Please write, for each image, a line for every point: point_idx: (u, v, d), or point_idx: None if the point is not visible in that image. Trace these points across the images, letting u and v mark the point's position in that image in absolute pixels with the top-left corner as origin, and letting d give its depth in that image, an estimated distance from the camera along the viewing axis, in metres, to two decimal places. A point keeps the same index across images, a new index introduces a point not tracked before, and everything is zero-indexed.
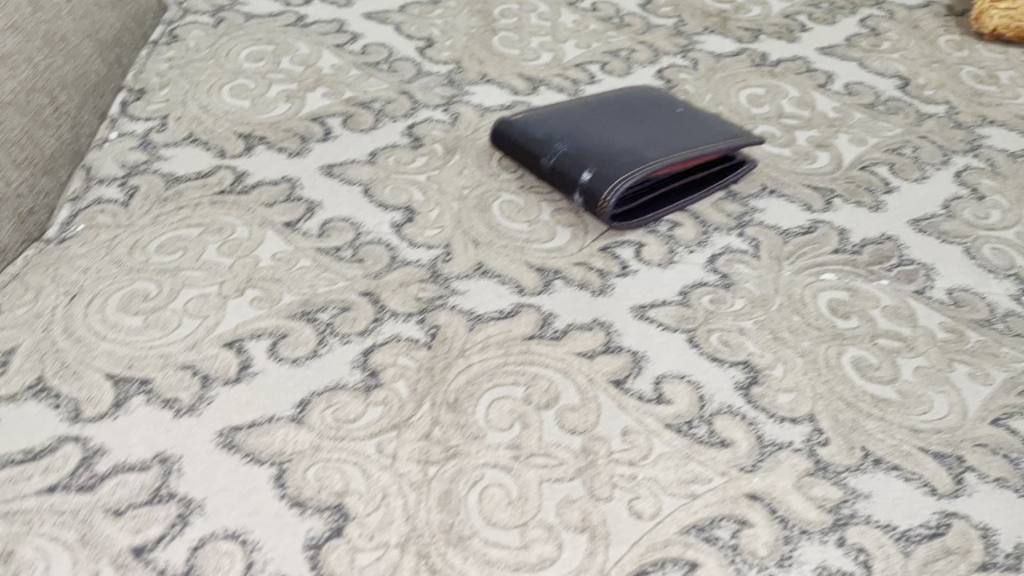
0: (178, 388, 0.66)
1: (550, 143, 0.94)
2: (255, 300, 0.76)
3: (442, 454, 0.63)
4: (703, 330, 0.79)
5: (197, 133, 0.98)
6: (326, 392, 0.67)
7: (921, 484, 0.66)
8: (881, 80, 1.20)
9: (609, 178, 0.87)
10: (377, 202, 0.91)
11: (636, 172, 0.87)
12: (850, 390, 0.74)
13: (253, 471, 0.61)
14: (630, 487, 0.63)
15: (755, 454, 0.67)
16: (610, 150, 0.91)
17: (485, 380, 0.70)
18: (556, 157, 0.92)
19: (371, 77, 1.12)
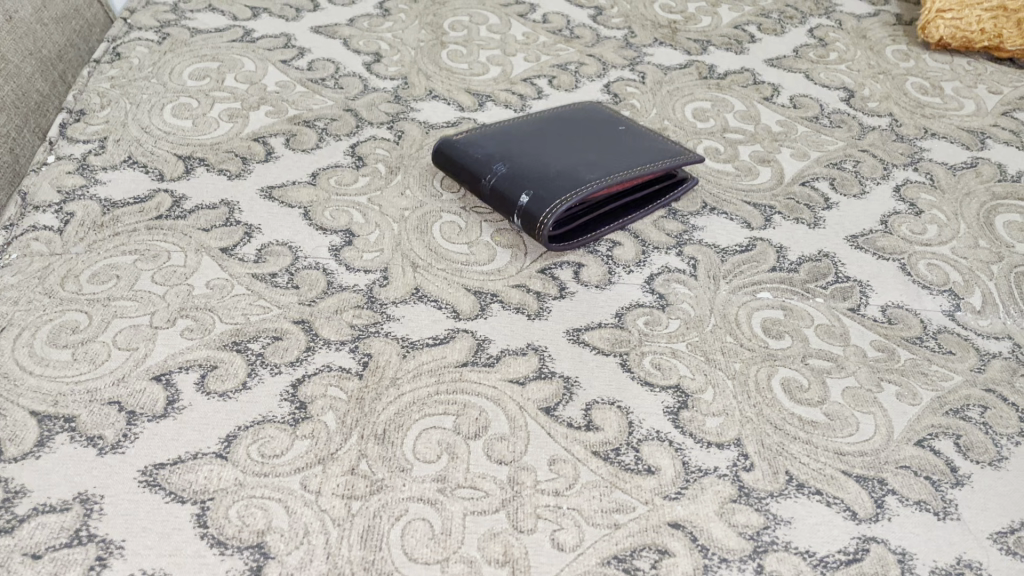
0: (104, 425, 0.66)
1: (490, 164, 0.94)
2: (187, 330, 0.76)
3: (367, 488, 0.64)
4: (637, 353, 0.80)
5: (137, 156, 0.97)
6: (253, 426, 0.67)
7: (842, 508, 0.67)
8: (826, 92, 1.21)
9: (547, 201, 0.88)
10: (317, 224, 0.91)
11: (574, 195, 0.88)
12: (778, 413, 0.75)
13: (174, 510, 0.61)
14: (554, 518, 0.64)
15: (680, 481, 0.68)
16: (549, 174, 0.91)
17: (414, 411, 0.71)
18: (496, 179, 0.92)
19: (317, 94, 1.12)
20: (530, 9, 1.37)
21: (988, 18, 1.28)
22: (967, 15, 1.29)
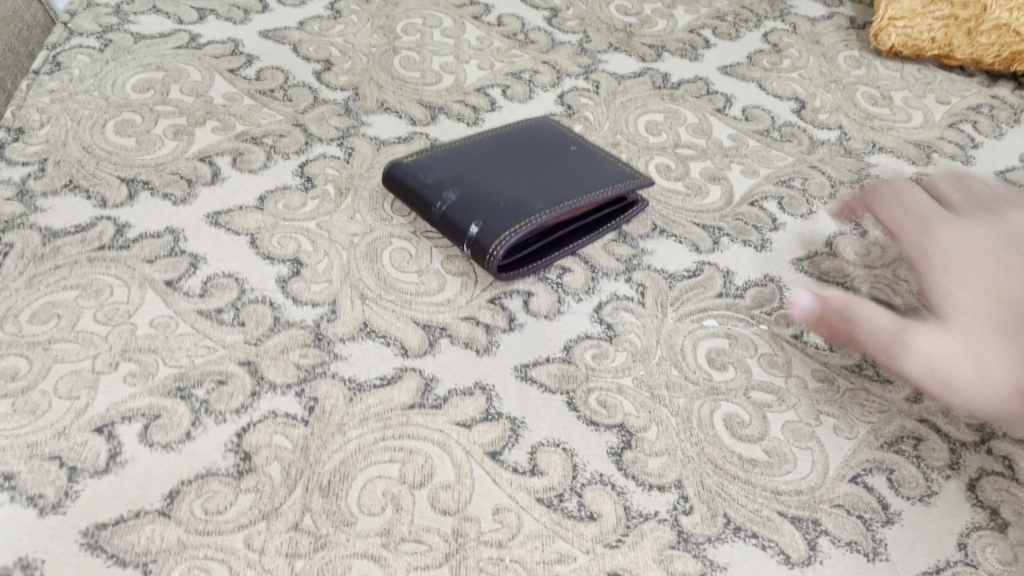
0: (44, 483, 0.66)
1: (440, 191, 0.93)
2: (130, 376, 0.75)
3: (311, 545, 0.65)
4: (583, 390, 0.80)
5: (78, 179, 0.95)
6: (196, 480, 0.68)
7: (777, 552, 0.70)
8: (777, 102, 1.22)
9: (497, 231, 0.87)
10: (264, 253, 0.90)
11: (524, 226, 0.87)
12: (719, 451, 0.77)
13: (117, 574, 0.61)
14: (495, 571, 0.65)
15: (621, 527, 0.70)
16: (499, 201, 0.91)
17: (361, 459, 0.71)
18: (446, 206, 0.91)
19: (265, 107, 1.10)
20: (484, 11, 1.35)
21: (940, 27, 1.29)
22: (918, 24, 1.29)
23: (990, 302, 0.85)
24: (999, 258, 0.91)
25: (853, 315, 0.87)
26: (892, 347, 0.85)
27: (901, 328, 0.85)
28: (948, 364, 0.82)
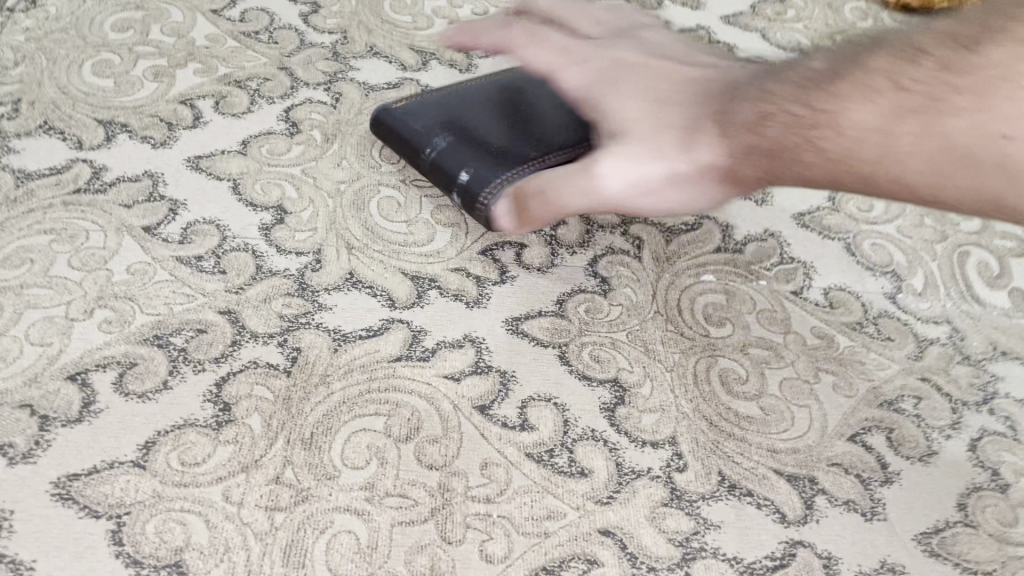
0: (14, 431, 0.64)
1: (430, 136, 0.89)
2: (104, 323, 0.72)
3: (291, 499, 0.62)
4: (576, 344, 0.78)
5: (53, 120, 0.91)
6: (173, 431, 0.65)
7: (772, 511, 0.68)
8: (780, 53, 1.18)
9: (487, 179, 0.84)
10: (247, 200, 0.87)
11: (516, 177, 0.84)
12: (714, 407, 0.75)
13: (89, 526, 0.59)
14: (483, 527, 0.63)
15: (613, 483, 0.67)
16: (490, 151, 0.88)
17: (344, 412, 0.69)
18: (436, 152, 0.88)
19: (249, 50, 1.05)
20: None
21: None
22: None
23: (655, 106, 0.74)
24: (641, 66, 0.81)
25: (547, 199, 0.76)
26: (582, 186, 0.72)
27: (579, 165, 0.73)
28: (649, 180, 0.71)
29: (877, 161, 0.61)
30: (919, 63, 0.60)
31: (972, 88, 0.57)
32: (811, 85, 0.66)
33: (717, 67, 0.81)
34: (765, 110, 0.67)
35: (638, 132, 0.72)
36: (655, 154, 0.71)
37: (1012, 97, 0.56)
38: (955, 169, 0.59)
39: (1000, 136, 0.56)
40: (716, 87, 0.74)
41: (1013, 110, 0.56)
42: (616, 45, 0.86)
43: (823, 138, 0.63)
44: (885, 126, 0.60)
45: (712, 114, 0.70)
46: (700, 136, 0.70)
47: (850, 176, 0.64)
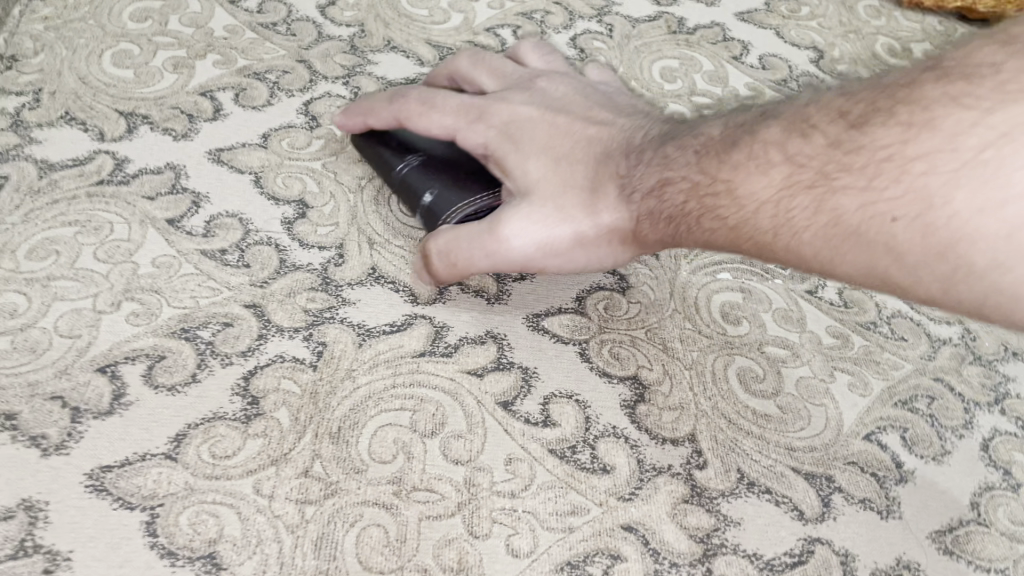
0: (46, 423, 0.64)
1: (401, 153, 0.83)
2: (132, 315, 0.73)
3: (320, 493, 0.63)
4: (596, 342, 0.79)
5: (75, 111, 0.91)
6: (203, 424, 0.66)
7: (791, 508, 0.69)
8: (795, 51, 1.18)
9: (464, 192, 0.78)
10: (268, 193, 0.87)
11: (485, 197, 0.77)
12: (732, 405, 0.76)
13: (123, 517, 0.60)
14: (508, 522, 0.64)
15: (634, 480, 0.69)
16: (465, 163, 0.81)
17: (370, 406, 0.70)
18: (405, 170, 0.81)
19: (267, 42, 1.05)
20: None
21: None
22: None
23: (560, 164, 0.74)
24: (558, 108, 0.80)
25: (453, 258, 0.74)
26: (487, 245, 0.72)
27: (493, 217, 0.73)
28: (556, 240, 0.72)
29: (769, 233, 0.60)
30: (811, 138, 0.59)
31: (864, 166, 0.55)
32: (707, 153, 0.66)
33: (629, 113, 0.81)
34: (664, 177, 0.68)
35: (544, 188, 0.73)
36: (562, 215, 0.72)
37: (893, 178, 0.53)
38: (848, 248, 0.55)
39: (890, 218, 0.53)
40: (614, 142, 0.75)
41: (895, 189, 0.53)
42: (537, 84, 0.85)
43: (721, 207, 0.63)
44: (781, 200, 0.59)
45: (615, 176, 0.71)
46: (602, 198, 0.71)
47: (748, 244, 0.62)
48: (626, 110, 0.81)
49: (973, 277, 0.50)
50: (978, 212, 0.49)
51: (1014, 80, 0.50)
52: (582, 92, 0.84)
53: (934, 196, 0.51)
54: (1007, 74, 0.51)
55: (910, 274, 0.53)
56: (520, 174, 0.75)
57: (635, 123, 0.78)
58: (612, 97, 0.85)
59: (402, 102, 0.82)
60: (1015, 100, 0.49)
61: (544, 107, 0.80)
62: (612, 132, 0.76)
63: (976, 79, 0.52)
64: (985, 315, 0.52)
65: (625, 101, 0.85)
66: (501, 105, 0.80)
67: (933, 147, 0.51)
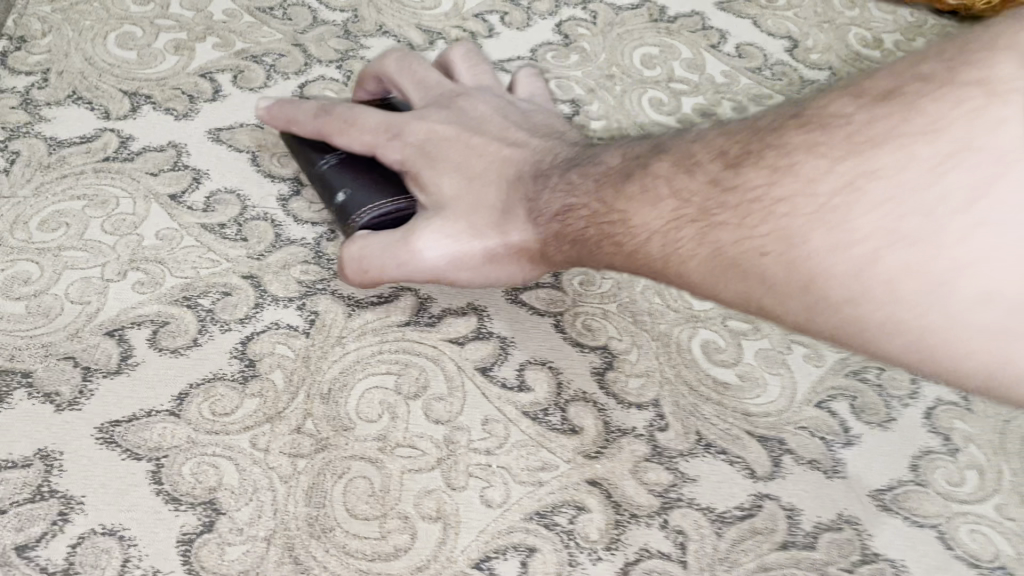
0: (59, 381, 0.70)
1: (323, 151, 0.87)
2: (138, 284, 0.78)
3: (312, 447, 0.69)
4: (570, 314, 0.85)
5: (82, 91, 0.96)
6: (205, 384, 0.72)
7: (743, 467, 0.75)
8: (770, 40, 1.23)
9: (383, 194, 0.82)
10: (264, 171, 0.92)
11: (396, 201, 0.82)
12: (695, 373, 0.82)
13: (131, 467, 0.66)
14: (484, 476, 0.70)
15: (601, 439, 0.75)
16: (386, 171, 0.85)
17: (359, 370, 0.75)
18: (325, 166, 0.85)
19: (264, 26, 1.10)
20: None
21: None
22: None
23: (472, 184, 0.79)
24: (474, 129, 0.85)
25: (367, 264, 0.78)
26: (400, 256, 0.77)
27: (407, 229, 0.78)
28: (467, 255, 0.77)
29: (661, 260, 0.66)
30: (696, 174, 0.65)
31: (737, 208, 0.61)
32: (606, 183, 0.72)
33: (543, 135, 0.85)
34: (570, 203, 0.73)
35: (458, 206, 0.79)
36: (473, 232, 0.77)
37: (761, 219, 0.59)
38: (726, 277, 0.61)
39: (761, 254, 0.58)
40: (524, 165, 0.80)
41: (763, 229, 0.58)
42: (458, 102, 0.89)
43: (618, 234, 0.69)
44: (669, 232, 0.65)
45: (523, 200, 0.77)
46: (512, 220, 0.77)
47: (643, 268, 0.68)
48: (541, 130, 0.86)
49: (830, 309, 0.56)
50: (831, 252, 0.55)
51: (862, 132, 0.55)
52: (502, 111, 0.88)
53: (795, 236, 0.56)
54: (855, 126, 0.56)
55: (779, 306, 0.59)
56: (437, 192, 0.80)
57: (546, 146, 0.83)
58: (530, 115, 0.90)
59: (327, 116, 0.86)
60: (861, 152, 0.54)
61: (461, 127, 0.85)
62: (523, 155, 0.81)
63: (832, 129, 0.57)
64: (843, 341, 0.58)
65: (542, 118, 0.90)
66: (420, 123, 0.85)
67: (794, 193, 0.57)
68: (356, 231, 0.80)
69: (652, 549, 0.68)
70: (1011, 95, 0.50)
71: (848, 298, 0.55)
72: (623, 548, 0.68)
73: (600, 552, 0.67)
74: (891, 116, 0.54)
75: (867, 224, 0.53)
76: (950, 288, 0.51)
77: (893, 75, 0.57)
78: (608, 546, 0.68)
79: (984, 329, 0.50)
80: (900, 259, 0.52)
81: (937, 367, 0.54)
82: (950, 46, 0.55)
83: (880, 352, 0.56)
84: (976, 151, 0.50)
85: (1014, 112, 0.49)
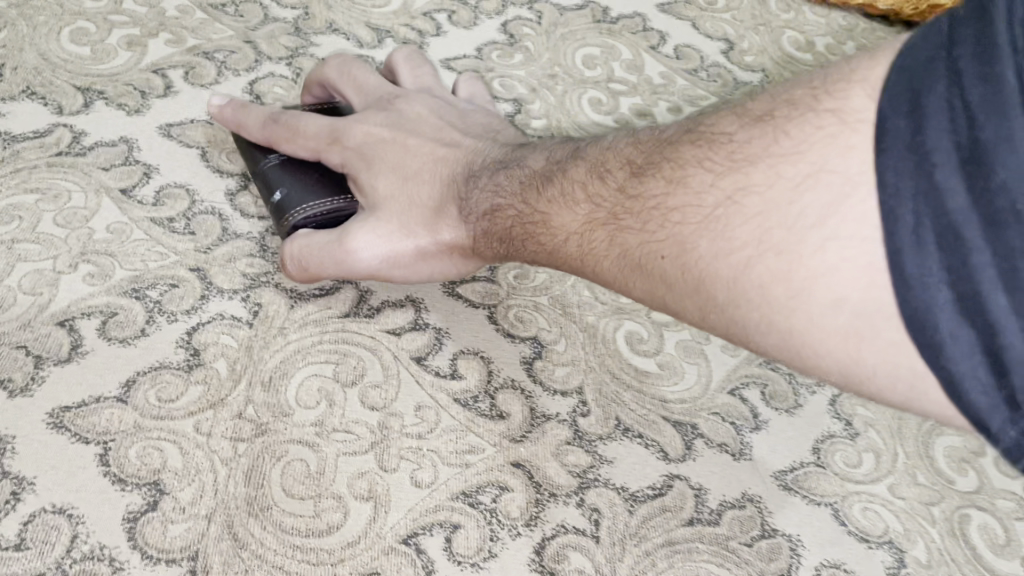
0: (11, 368, 0.74)
1: (266, 152, 0.91)
2: (88, 276, 0.82)
3: (252, 432, 0.74)
4: (503, 307, 0.90)
5: (35, 86, 0.99)
6: (151, 371, 0.76)
7: (657, 450, 0.81)
8: (707, 42, 1.29)
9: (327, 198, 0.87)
10: (213, 167, 0.96)
11: (330, 203, 0.86)
12: (618, 362, 0.88)
13: (80, 450, 0.70)
14: (414, 459, 0.75)
15: (526, 424, 0.80)
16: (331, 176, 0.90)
17: (299, 359, 0.80)
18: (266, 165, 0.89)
19: (216, 22, 1.13)
20: None
21: None
22: None
23: (406, 183, 0.84)
24: (409, 130, 0.89)
25: (305, 263, 0.83)
26: (336, 255, 0.82)
27: (342, 230, 0.83)
28: (401, 253, 0.82)
29: (578, 259, 0.72)
30: (607, 181, 0.70)
31: (639, 216, 0.66)
32: (529, 184, 0.77)
33: (476, 134, 0.90)
34: (495, 203, 0.79)
35: (391, 206, 0.83)
36: (405, 232, 0.82)
37: (660, 226, 0.65)
38: (634, 278, 0.67)
39: (660, 256, 0.64)
40: (456, 163, 0.85)
41: (662, 235, 0.64)
42: (395, 103, 0.93)
43: (539, 234, 0.74)
44: (583, 234, 0.71)
45: (454, 198, 0.82)
46: (442, 219, 0.82)
47: (564, 265, 0.74)
48: (474, 130, 0.91)
49: (719, 310, 0.61)
50: (714, 258, 0.60)
51: (740, 150, 0.61)
52: (437, 111, 0.93)
53: (686, 242, 0.62)
54: (736, 144, 0.62)
55: (679, 305, 0.65)
56: (372, 193, 0.85)
57: (477, 144, 0.87)
58: (466, 115, 0.94)
59: (272, 125, 0.90)
60: (739, 169, 0.60)
61: (397, 129, 0.89)
62: (456, 153, 0.86)
63: (719, 146, 0.63)
64: (738, 340, 0.63)
65: (479, 117, 0.95)
66: (359, 126, 0.89)
67: (685, 203, 0.63)
68: (298, 231, 0.85)
69: (568, 525, 0.74)
70: (861, 120, 0.55)
71: (732, 300, 0.60)
72: (541, 525, 0.74)
73: (519, 528, 0.73)
74: (767, 137, 0.60)
75: (743, 233, 0.59)
76: (815, 291, 0.55)
77: (774, 98, 0.63)
78: (527, 523, 0.73)
79: (843, 330, 0.55)
80: (770, 266, 0.58)
81: (815, 366, 0.58)
82: (822, 75, 0.60)
83: (768, 351, 0.61)
84: (830, 171, 0.55)
85: (862, 136, 0.54)
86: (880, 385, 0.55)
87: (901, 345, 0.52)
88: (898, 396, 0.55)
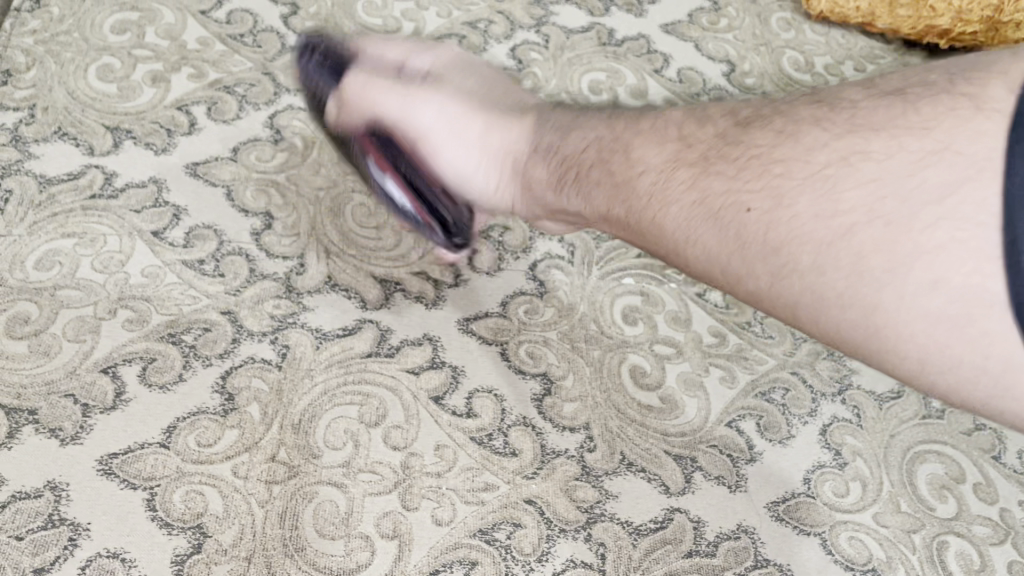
0: (62, 417, 0.80)
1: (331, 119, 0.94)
2: (127, 322, 0.88)
3: (284, 474, 0.80)
4: (515, 342, 0.95)
5: (66, 126, 1.03)
6: (190, 417, 0.82)
7: (659, 484, 0.87)
8: (710, 64, 1.33)
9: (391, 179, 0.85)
10: (238, 206, 1.01)
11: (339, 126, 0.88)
12: (623, 397, 0.93)
13: (130, 495, 0.76)
14: (434, 497, 0.82)
15: (537, 461, 0.87)
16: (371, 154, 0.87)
17: (326, 401, 0.86)
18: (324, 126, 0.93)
19: (235, 53, 1.17)
20: None
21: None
22: None
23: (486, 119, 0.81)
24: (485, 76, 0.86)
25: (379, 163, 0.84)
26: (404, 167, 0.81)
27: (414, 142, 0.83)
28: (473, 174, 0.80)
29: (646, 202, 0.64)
30: (706, 128, 0.64)
31: (733, 169, 0.59)
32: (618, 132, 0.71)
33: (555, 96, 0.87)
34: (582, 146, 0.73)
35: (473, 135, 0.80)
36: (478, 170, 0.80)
37: (757, 176, 0.57)
38: (704, 229, 0.59)
39: (748, 211, 0.57)
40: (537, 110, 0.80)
41: (757, 188, 0.57)
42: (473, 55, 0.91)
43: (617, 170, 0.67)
44: (664, 175, 0.63)
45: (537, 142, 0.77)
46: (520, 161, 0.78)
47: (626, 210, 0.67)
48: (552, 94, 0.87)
49: (794, 274, 0.54)
50: (811, 218, 0.53)
51: (860, 117, 0.55)
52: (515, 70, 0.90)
53: (782, 198, 0.55)
54: (858, 112, 0.55)
55: (742, 266, 0.57)
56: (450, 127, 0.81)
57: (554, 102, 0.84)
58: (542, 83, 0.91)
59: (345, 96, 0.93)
60: (854, 133, 0.54)
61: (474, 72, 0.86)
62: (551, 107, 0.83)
63: (836, 114, 0.56)
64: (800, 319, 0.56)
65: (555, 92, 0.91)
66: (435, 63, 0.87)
67: (791, 157, 0.56)
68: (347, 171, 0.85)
69: (576, 560, 0.81)
70: (993, 112, 0.49)
71: (816, 263, 0.53)
72: (552, 560, 0.81)
73: (531, 564, 0.80)
74: (894, 109, 0.54)
75: (851, 199, 0.52)
76: (909, 268, 0.49)
77: (902, 79, 0.57)
78: (539, 558, 0.80)
79: (950, 317, 0.49)
80: (869, 234, 0.51)
81: (875, 355, 0.53)
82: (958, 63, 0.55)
83: (835, 337, 0.54)
84: (956, 154, 0.49)
85: (995, 124, 0.49)
86: (958, 378, 0.50)
87: (1002, 337, 0.47)
88: (983, 399, 0.50)
